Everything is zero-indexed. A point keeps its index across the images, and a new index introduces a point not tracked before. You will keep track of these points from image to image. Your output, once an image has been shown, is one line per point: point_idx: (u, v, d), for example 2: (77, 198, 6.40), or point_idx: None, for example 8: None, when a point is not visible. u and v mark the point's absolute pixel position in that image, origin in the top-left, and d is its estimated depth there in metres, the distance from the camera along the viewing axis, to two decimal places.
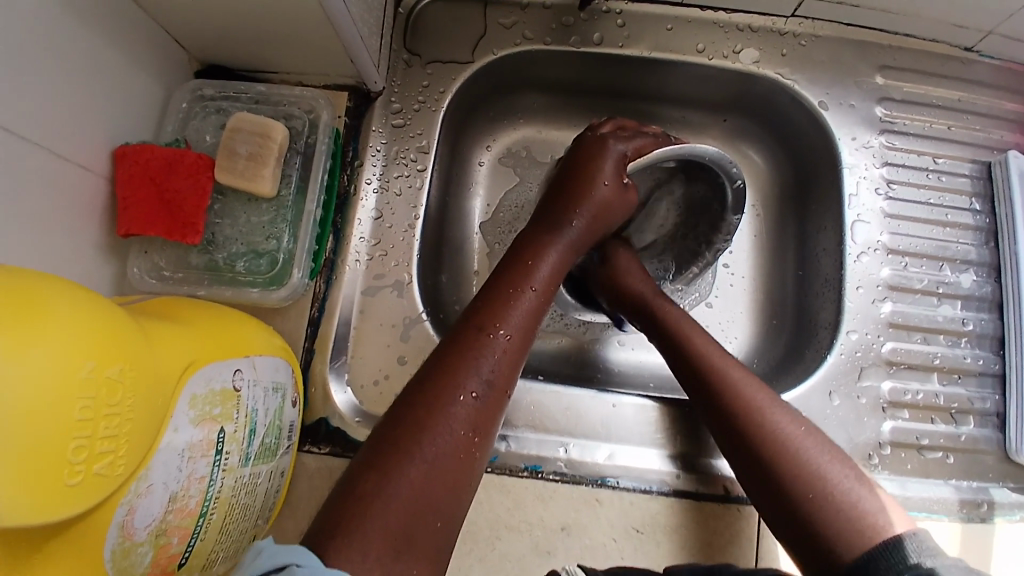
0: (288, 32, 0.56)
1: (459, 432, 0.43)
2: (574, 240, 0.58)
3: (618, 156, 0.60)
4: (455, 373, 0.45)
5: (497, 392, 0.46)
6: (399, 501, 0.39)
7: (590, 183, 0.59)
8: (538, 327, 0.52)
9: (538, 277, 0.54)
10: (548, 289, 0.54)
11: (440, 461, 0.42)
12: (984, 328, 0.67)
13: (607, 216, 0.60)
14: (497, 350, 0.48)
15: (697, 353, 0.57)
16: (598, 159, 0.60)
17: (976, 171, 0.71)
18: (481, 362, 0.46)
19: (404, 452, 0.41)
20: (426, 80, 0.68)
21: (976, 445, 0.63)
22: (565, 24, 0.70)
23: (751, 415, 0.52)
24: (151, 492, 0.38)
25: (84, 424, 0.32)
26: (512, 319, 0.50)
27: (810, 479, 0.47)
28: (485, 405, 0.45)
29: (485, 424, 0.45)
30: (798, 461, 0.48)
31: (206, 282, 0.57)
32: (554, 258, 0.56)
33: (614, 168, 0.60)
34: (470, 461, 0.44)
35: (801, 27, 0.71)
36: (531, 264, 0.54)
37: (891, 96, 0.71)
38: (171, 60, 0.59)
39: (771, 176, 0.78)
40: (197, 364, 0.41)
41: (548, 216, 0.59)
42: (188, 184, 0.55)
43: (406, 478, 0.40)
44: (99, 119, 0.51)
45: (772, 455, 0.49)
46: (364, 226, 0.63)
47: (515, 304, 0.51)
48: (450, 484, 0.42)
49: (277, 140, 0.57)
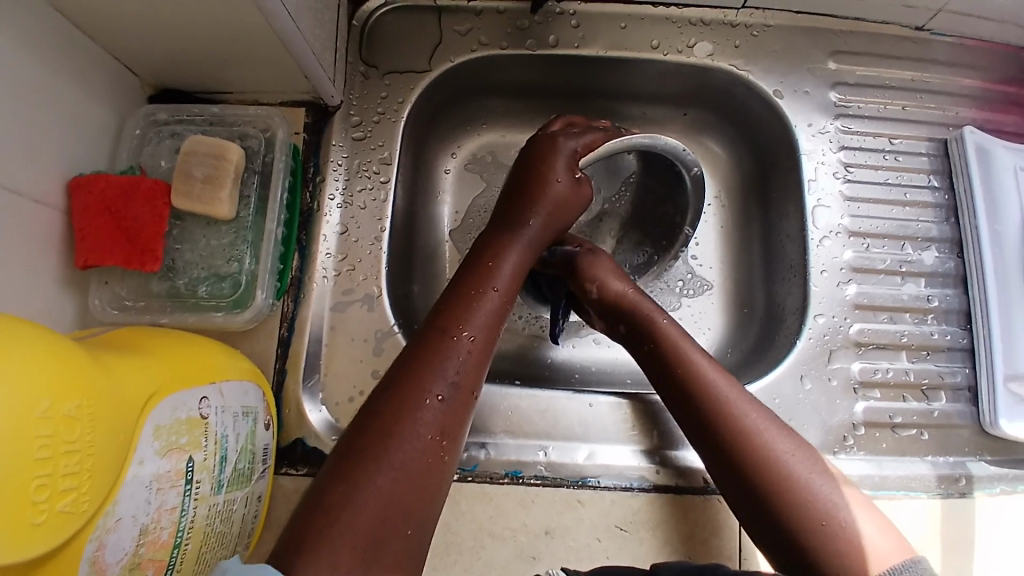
0: (241, 51, 0.55)
1: (426, 437, 0.43)
2: (533, 240, 0.58)
3: (569, 153, 0.61)
4: (421, 377, 0.45)
5: (464, 392, 0.46)
6: (367, 511, 0.39)
7: (544, 181, 0.59)
8: (503, 326, 0.52)
9: (500, 277, 0.54)
10: (512, 288, 0.54)
11: (409, 468, 0.42)
12: (949, 303, 0.68)
13: (565, 212, 0.60)
14: (462, 352, 0.48)
15: (693, 372, 0.55)
16: (550, 156, 0.60)
17: (932, 149, 0.72)
18: (446, 365, 0.46)
19: (371, 462, 0.41)
20: (384, 91, 0.68)
21: (949, 420, 0.65)
22: (521, 27, 0.70)
23: (750, 438, 0.51)
24: (121, 526, 0.37)
25: (44, 462, 0.31)
26: (474, 320, 0.50)
27: (809, 509, 0.47)
28: (452, 407, 0.45)
29: (453, 426, 0.45)
30: (796, 486, 0.48)
31: (169, 309, 0.56)
32: (515, 258, 0.56)
33: (566, 166, 0.60)
34: (440, 466, 0.43)
35: (752, 18, 0.71)
36: (492, 265, 0.54)
37: (845, 80, 0.72)
38: (122, 86, 0.58)
39: (732, 166, 0.79)
40: (160, 394, 0.41)
41: (506, 217, 0.59)
42: (145, 212, 0.54)
43: (374, 487, 0.40)
44: (51, 151, 0.50)
45: (777, 480, 0.49)
46: (329, 242, 0.63)
47: (477, 305, 0.51)
48: (420, 489, 0.42)
49: (233, 160, 0.56)
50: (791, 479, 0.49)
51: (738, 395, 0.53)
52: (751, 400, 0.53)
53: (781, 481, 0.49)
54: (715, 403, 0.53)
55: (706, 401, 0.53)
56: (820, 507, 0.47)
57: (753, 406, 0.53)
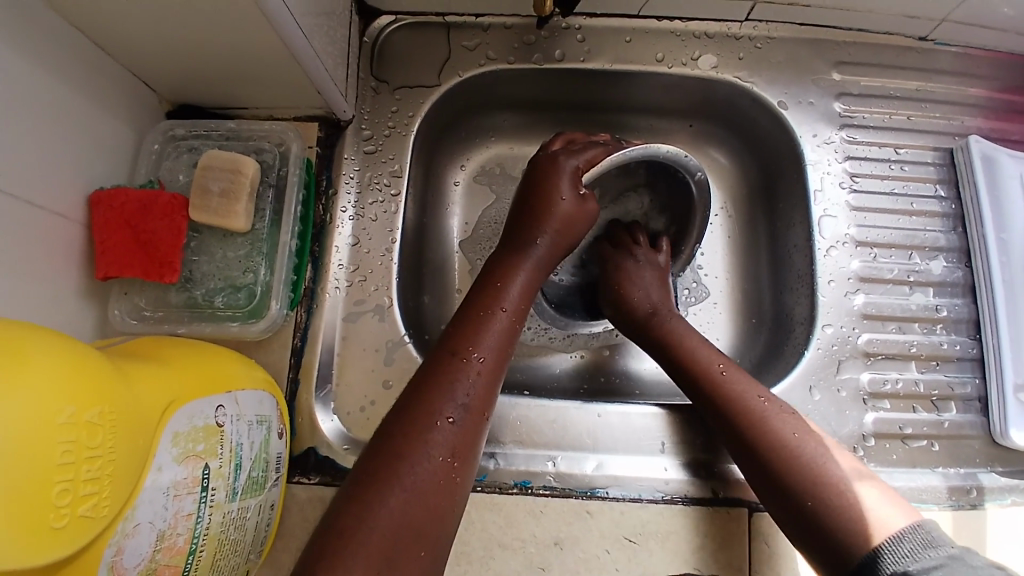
0: (257, 68, 0.57)
1: (438, 458, 0.44)
2: (540, 260, 0.59)
3: (571, 171, 0.61)
4: (432, 399, 0.46)
5: (474, 414, 0.47)
6: (380, 531, 0.40)
7: (549, 201, 0.60)
8: (512, 348, 0.53)
9: (508, 298, 0.54)
10: (520, 309, 0.55)
11: (422, 490, 0.42)
12: (958, 313, 0.68)
13: (571, 230, 0.61)
14: (471, 372, 0.48)
15: (694, 361, 0.60)
16: (553, 176, 0.61)
17: (939, 159, 0.72)
18: (456, 387, 0.47)
19: (383, 483, 0.42)
20: (394, 106, 0.69)
21: (960, 431, 0.64)
22: (528, 42, 0.71)
23: (753, 419, 0.54)
24: (138, 532, 0.38)
25: (67, 467, 0.32)
26: (485, 341, 0.50)
27: (812, 482, 0.49)
28: (463, 428, 0.46)
29: (465, 447, 0.45)
30: (798, 458, 0.51)
31: (186, 320, 0.57)
32: (522, 279, 0.57)
33: (570, 183, 0.61)
34: (452, 486, 0.44)
35: (756, 31, 0.72)
36: (500, 286, 0.55)
37: (849, 91, 0.73)
38: (141, 103, 0.60)
39: (738, 176, 0.80)
40: (178, 403, 0.42)
41: (513, 240, 0.60)
42: (163, 225, 0.55)
43: (385, 507, 0.41)
44: (72, 167, 0.51)
45: (776, 455, 0.52)
46: (341, 253, 0.64)
47: (487, 327, 0.51)
48: (433, 510, 0.42)
49: (248, 174, 0.57)
50: (791, 451, 0.51)
51: (740, 380, 0.57)
52: (757, 386, 0.57)
53: (783, 454, 0.51)
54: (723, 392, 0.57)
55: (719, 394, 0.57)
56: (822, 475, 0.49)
57: (754, 390, 0.56)
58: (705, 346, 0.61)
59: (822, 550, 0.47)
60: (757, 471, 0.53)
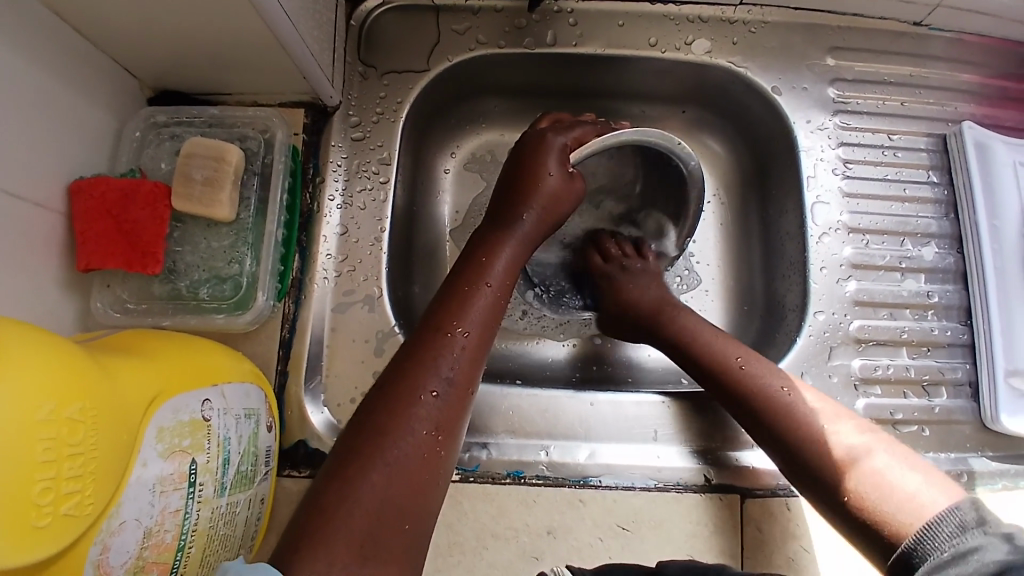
0: (241, 53, 0.55)
1: (421, 433, 0.43)
2: (526, 235, 0.58)
3: (559, 147, 0.60)
4: (416, 374, 0.45)
5: (459, 389, 0.46)
6: (363, 508, 0.39)
7: (535, 176, 0.59)
8: (498, 324, 0.52)
9: (493, 274, 0.54)
10: (505, 285, 0.54)
11: (405, 465, 0.42)
12: (949, 299, 0.68)
13: (558, 207, 0.60)
14: (456, 348, 0.47)
15: (711, 358, 0.60)
16: (540, 152, 0.60)
17: (932, 145, 0.72)
18: (440, 362, 0.46)
19: (366, 458, 0.41)
20: (383, 91, 0.68)
21: (950, 416, 0.65)
22: (519, 26, 0.70)
23: (776, 410, 0.55)
24: (124, 529, 0.37)
25: (47, 465, 0.32)
26: (469, 317, 0.50)
27: (845, 468, 0.49)
28: (447, 403, 0.45)
29: (450, 422, 0.45)
30: (827, 446, 0.51)
31: (170, 311, 0.56)
32: (509, 254, 0.56)
33: (558, 160, 0.60)
34: (437, 461, 0.43)
35: (750, 15, 0.71)
36: (485, 261, 0.54)
37: (843, 77, 0.72)
38: (121, 89, 0.58)
39: (732, 162, 0.79)
40: (163, 396, 0.41)
41: (499, 215, 0.59)
42: (146, 214, 0.54)
43: (368, 483, 0.40)
44: (51, 155, 0.50)
45: (803, 445, 0.52)
46: (330, 243, 0.63)
47: (471, 302, 0.50)
48: (417, 485, 0.42)
49: (233, 162, 0.56)
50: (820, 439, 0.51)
51: (758, 372, 0.57)
52: (776, 375, 0.57)
53: (811, 443, 0.52)
54: (742, 385, 0.57)
55: (738, 387, 0.57)
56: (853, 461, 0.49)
57: (775, 380, 0.56)
58: (721, 338, 0.61)
59: (865, 535, 0.47)
60: (788, 461, 0.53)
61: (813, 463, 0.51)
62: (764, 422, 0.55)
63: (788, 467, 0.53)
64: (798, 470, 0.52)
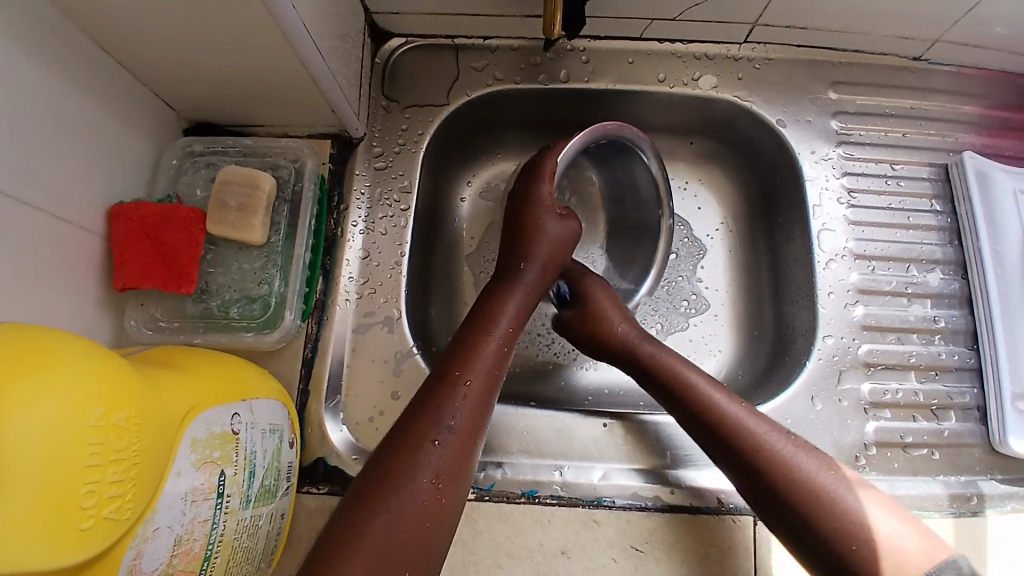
0: (272, 88, 0.59)
1: (424, 482, 0.44)
2: (531, 283, 0.60)
3: (542, 196, 0.64)
4: (419, 425, 0.46)
5: (461, 434, 0.47)
6: (362, 557, 0.40)
7: (531, 227, 0.62)
8: (503, 371, 0.53)
9: (499, 324, 0.55)
10: (510, 336, 0.55)
11: (407, 513, 0.43)
12: (956, 324, 0.69)
13: (558, 252, 0.63)
14: (461, 395, 0.49)
15: (692, 392, 0.56)
16: (530, 206, 0.63)
17: (934, 174, 0.74)
18: (444, 411, 0.47)
19: (367, 509, 0.42)
20: (404, 124, 0.71)
21: (960, 439, 0.65)
22: (534, 63, 0.73)
23: (764, 453, 0.52)
24: (157, 536, 0.38)
25: (94, 469, 0.33)
26: (477, 363, 0.51)
27: (839, 522, 0.48)
28: (449, 450, 0.46)
29: (452, 469, 0.46)
30: (818, 496, 0.49)
31: (201, 329, 0.58)
32: (514, 302, 0.58)
33: (547, 210, 0.63)
34: (439, 509, 0.44)
35: (754, 52, 0.74)
36: (490, 312, 0.56)
37: (846, 109, 0.75)
38: (159, 121, 0.62)
39: (738, 191, 0.81)
40: (198, 409, 0.43)
41: (501, 269, 0.62)
42: (182, 238, 0.56)
43: (368, 533, 0.41)
44: (93, 182, 0.53)
45: (791, 493, 0.50)
46: (352, 266, 0.66)
47: (476, 350, 0.52)
48: (418, 535, 0.43)
49: (265, 189, 0.59)
50: (810, 488, 0.49)
51: (744, 409, 0.54)
52: (757, 414, 0.54)
53: (799, 492, 0.49)
54: (725, 424, 0.54)
55: (720, 425, 0.54)
56: (845, 514, 0.48)
57: (760, 420, 0.54)
58: (698, 372, 0.58)
59: None
60: (772, 506, 0.51)
61: (801, 512, 0.49)
62: (749, 464, 0.52)
63: (769, 515, 0.51)
64: (781, 518, 0.50)
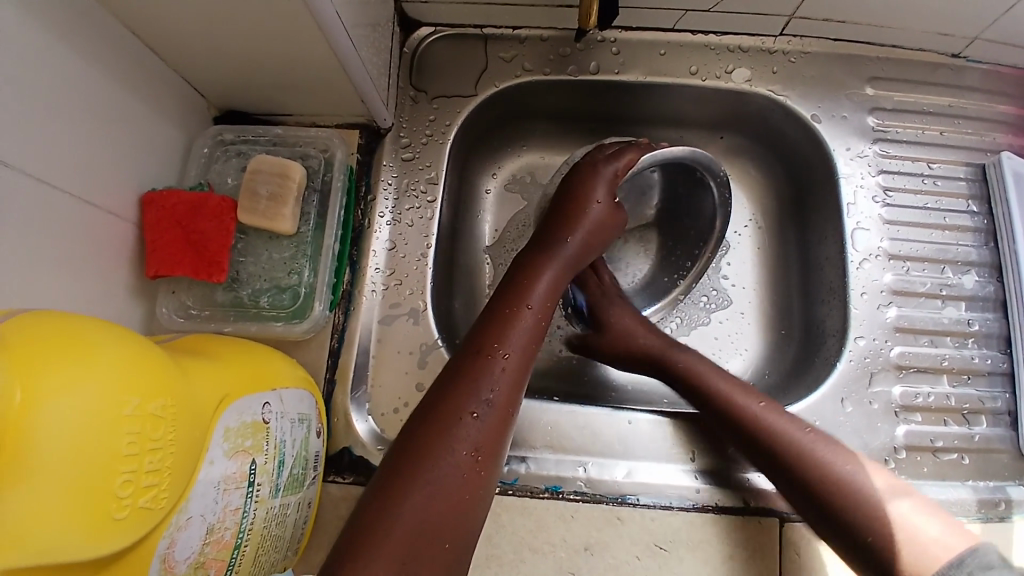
0: (302, 77, 0.58)
1: (462, 454, 0.44)
2: (569, 257, 0.60)
3: (609, 177, 0.62)
4: (456, 396, 0.46)
5: (499, 409, 0.47)
6: (405, 526, 0.41)
7: (581, 204, 0.62)
8: (539, 345, 0.53)
9: (534, 296, 0.55)
10: (546, 308, 0.55)
11: (447, 485, 0.43)
12: (990, 328, 0.68)
13: (602, 232, 0.63)
14: (497, 369, 0.49)
15: (716, 392, 0.59)
16: (589, 181, 0.62)
17: (971, 174, 0.72)
18: (481, 384, 0.47)
19: (407, 480, 0.42)
20: (432, 115, 0.71)
21: (990, 444, 0.64)
22: (563, 54, 0.72)
23: (788, 449, 0.54)
24: (190, 524, 0.39)
25: (130, 459, 0.34)
26: (512, 338, 0.51)
27: (866, 511, 0.50)
28: (487, 424, 0.46)
29: (490, 443, 0.46)
30: (843, 488, 0.51)
31: (231, 318, 0.58)
32: (552, 275, 0.57)
33: (606, 189, 0.62)
34: (478, 482, 0.44)
35: (790, 45, 0.73)
36: (528, 283, 0.56)
37: (882, 106, 0.73)
38: (190, 108, 0.62)
39: (768, 188, 0.80)
40: (231, 398, 0.43)
41: (543, 240, 0.61)
42: (212, 225, 0.57)
43: (409, 503, 0.41)
44: (125, 169, 0.53)
45: (819, 484, 0.52)
46: (379, 257, 0.66)
47: (513, 324, 0.52)
48: (458, 506, 0.43)
49: (295, 178, 0.59)
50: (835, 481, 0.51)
51: (768, 407, 0.57)
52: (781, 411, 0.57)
53: (825, 484, 0.52)
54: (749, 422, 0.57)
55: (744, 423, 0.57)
56: (872, 504, 0.50)
57: (784, 417, 0.56)
58: (723, 373, 0.60)
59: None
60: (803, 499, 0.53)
61: (830, 504, 0.51)
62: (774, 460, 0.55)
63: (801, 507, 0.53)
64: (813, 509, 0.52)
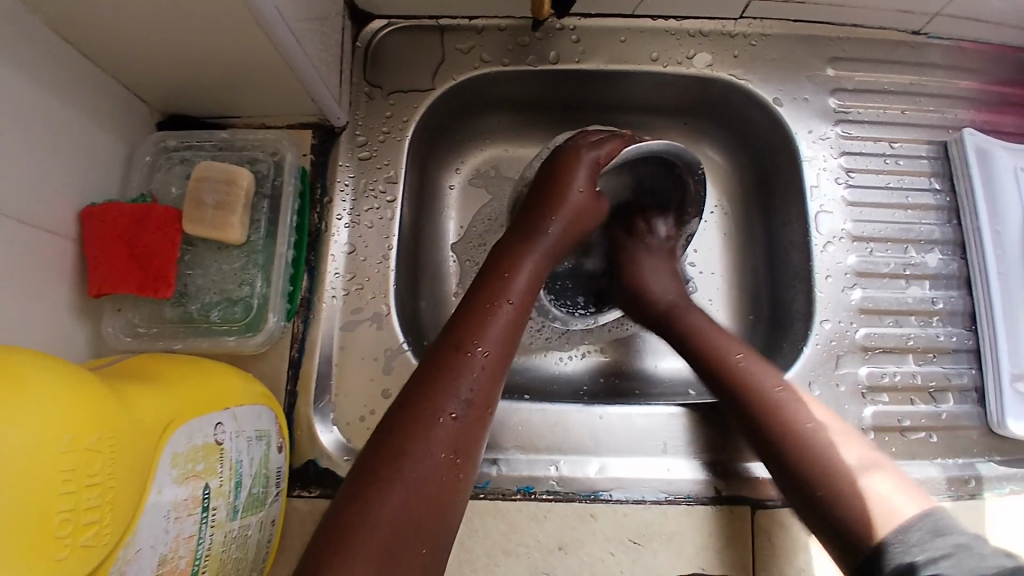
0: (247, 77, 0.56)
1: (440, 455, 0.43)
2: (551, 247, 0.58)
3: (591, 163, 0.61)
4: (433, 394, 0.45)
5: (478, 408, 0.46)
6: (382, 529, 0.39)
7: (563, 191, 0.60)
8: (517, 342, 0.51)
9: (515, 291, 0.53)
10: (526, 303, 0.53)
11: (423, 486, 0.41)
12: (954, 305, 0.68)
13: (582, 221, 0.61)
14: (476, 367, 0.47)
15: (708, 350, 0.58)
16: (572, 167, 0.61)
17: (933, 152, 0.72)
18: (460, 382, 0.46)
19: (383, 481, 0.41)
20: (389, 111, 0.69)
21: (957, 421, 0.65)
22: (522, 44, 0.71)
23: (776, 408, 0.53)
24: (140, 557, 0.37)
25: (67, 496, 0.32)
26: (489, 334, 0.49)
27: (832, 472, 0.48)
28: (465, 425, 0.45)
29: (468, 443, 0.44)
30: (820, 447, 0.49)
31: (182, 334, 0.57)
32: (531, 266, 0.56)
33: (587, 176, 0.61)
34: (456, 484, 0.43)
35: (750, 28, 0.72)
36: (508, 276, 0.54)
37: (844, 87, 0.73)
38: (131, 114, 0.59)
39: (733, 172, 0.79)
40: (177, 422, 0.41)
41: (523, 225, 0.59)
42: (157, 238, 0.55)
43: (387, 504, 0.40)
44: (63, 182, 0.51)
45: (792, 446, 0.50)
46: (337, 261, 0.64)
47: (492, 319, 0.50)
48: (434, 508, 0.41)
49: (243, 185, 0.57)
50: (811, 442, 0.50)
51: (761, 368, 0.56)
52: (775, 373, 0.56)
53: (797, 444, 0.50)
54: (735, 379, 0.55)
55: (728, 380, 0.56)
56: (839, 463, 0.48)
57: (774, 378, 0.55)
58: (726, 334, 0.59)
59: (835, 536, 0.46)
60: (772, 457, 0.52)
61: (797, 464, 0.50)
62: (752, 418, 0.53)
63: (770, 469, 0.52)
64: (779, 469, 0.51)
